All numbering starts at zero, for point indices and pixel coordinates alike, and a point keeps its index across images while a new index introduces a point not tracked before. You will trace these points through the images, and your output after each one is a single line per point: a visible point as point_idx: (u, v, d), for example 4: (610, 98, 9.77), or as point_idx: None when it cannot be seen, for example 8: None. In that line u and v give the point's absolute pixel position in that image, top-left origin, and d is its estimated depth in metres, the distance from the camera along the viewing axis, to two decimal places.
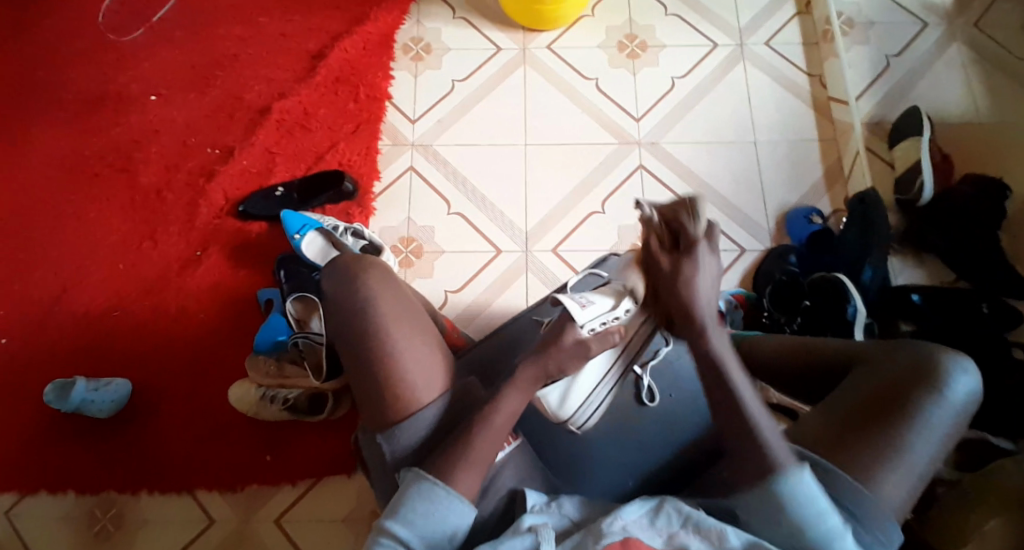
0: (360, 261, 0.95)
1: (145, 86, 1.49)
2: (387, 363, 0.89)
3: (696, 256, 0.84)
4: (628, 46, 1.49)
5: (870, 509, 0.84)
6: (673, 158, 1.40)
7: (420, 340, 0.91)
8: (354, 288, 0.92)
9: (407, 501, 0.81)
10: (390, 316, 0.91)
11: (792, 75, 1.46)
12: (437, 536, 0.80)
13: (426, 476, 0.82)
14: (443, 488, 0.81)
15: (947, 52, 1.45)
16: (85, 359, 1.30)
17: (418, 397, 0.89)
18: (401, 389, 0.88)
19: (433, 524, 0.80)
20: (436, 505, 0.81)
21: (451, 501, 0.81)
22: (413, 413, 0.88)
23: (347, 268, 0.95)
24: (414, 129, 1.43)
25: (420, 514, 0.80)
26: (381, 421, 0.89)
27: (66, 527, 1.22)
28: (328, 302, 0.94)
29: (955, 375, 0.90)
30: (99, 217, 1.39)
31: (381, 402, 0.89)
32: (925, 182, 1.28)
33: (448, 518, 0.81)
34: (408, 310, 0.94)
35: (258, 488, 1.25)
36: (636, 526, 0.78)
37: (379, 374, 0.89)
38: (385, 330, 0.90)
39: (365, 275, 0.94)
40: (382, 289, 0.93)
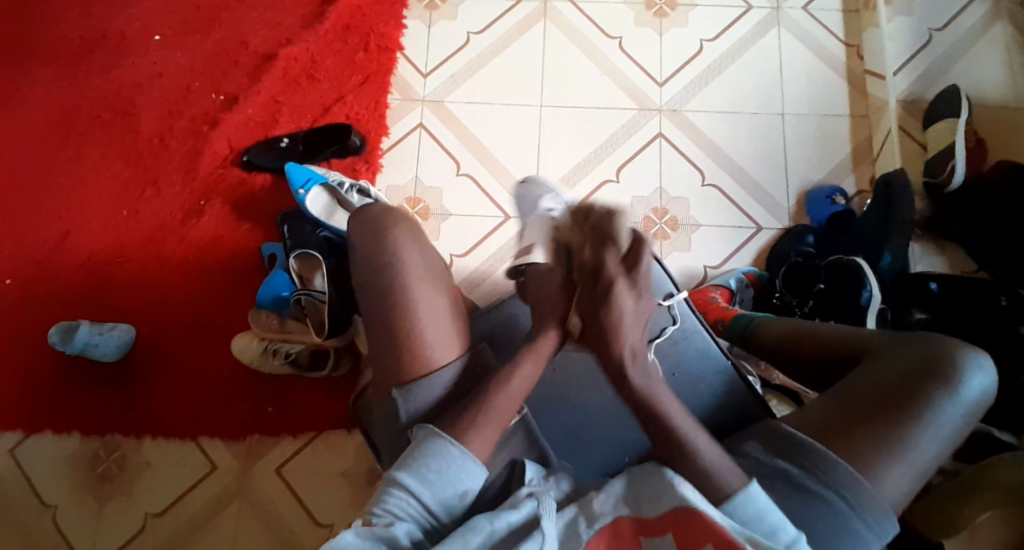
0: (389, 213, 0.90)
1: (150, 25, 1.43)
2: (406, 322, 0.85)
3: (614, 299, 0.83)
4: (655, 4, 1.41)
5: (867, 501, 0.83)
6: (693, 129, 1.34)
7: (442, 300, 0.87)
8: (383, 240, 0.87)
9: (420, 457, 0.80)
10: (413, 272, 0.86)
11: (827, 45, 1.38)
12: (449, 495, 0.79)
13: (440, 433, 0.81)
14: (457, 447, 0.80)
15: (993, 28, 1.36)
16: (87, 304, 1.30)
17: (437, 359, 0.85)
18: (418, 350, 0.85)
19: (444, 481, 0.79)
20: (449, 462, 0.80)
21: (464, 461, 0.80)
22: (431, 372, 0.85)
23: (375, 216, 0.90)
24: (425, 84, 1.37)
25: (434, 470, 0.79)
26: (395, 378, 0.85)
27: (71, 467, 1.25)
28: (353, 253, 0.89)
29: (969, 372, 0.87)
30: (103, 160, 1.37)
31: (397, 360, 0.85)
32: (958, 165, 1.22)
33: (461, 478, 0.80)
34: (434, 269, 0.89)
35: (259, 438, 1.26)
36: (626, 503, 0.78)
37: (397, 334, 0.85)
38: (408, 288, 0.85)
39: (395, 228, 0.88)
40: (410, 245, 0.88)
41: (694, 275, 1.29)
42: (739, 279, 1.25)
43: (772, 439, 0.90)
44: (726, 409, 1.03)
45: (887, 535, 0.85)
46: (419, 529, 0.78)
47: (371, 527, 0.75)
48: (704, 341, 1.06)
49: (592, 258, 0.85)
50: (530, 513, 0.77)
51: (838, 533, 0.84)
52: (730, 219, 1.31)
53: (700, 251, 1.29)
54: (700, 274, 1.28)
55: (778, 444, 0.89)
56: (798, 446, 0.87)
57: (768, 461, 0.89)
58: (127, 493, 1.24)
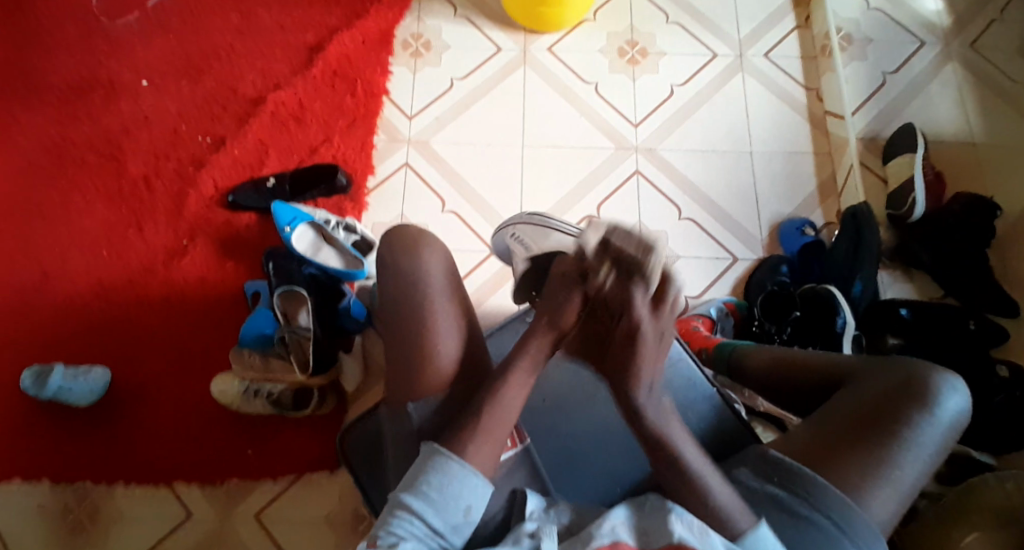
0: (422, 234, 0.95)
1: (138, 72, 1.47)
2: (426, 334, 0.88)
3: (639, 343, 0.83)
4: (628, 52, 1.49)
5: (857, 524, 0.84)
6: (669, 166, 1.40)
7: (456, 323, 0.90)
8: (415, 255, 0.91)
9: (422, 474, 0.80)
10: (436, 291, 0.90)
11: (789, 88, 1.47)
12: (453, 513, 0.79)
13: (440, 450, 0.81)
14: (458, 463, 0.80)
15: (940, 73, 1.46)
16: (63, 346, 1.27)
17: (447, 377, 0.88)
18: (434, 362, 0.88)
19: (447, 499, 0.79)
20: (450, 478, 0.79)
21: (466, 475, 0.80)
22: (434, 394, 0.88)
23: (408, 231, 0.94)
24: (411, 125, 1.42)
25: (436, 488, 0.79)
26: (409, 390, 0.88)
27: (39, 518, 1.19)
28: (382, 265, 0.93)
29: (947, 394, 0.89)
30: (85, 203, 1.37)
31: (413, 371, 0.88)
32: (918, 199, 1.29)
33: (463, 493, 0.79)
34: (455, 290, 0.92)
35: (238, 484, 1.22)
36: (626, 526, 0.78)
37: (418, 343, 0.88)
38: (432, 301, 0.89)
39: (426, 247, 0.93)
40: (437, 263, 0.92)
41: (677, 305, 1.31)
42: (719, 308, 1.27)
43: (762, 467, 0.91)
44: (715, 436, 1.04)
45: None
46: None
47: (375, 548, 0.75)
48: (690, 369, 1.07)
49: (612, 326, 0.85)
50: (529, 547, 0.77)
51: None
52: (707, 250, 1.35)
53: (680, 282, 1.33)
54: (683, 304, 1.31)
55: (768, 470, 0.90)
56: (786, 470, 0.88)
57: (758, 487, 0.89)
58: (98, 545, 1.18)
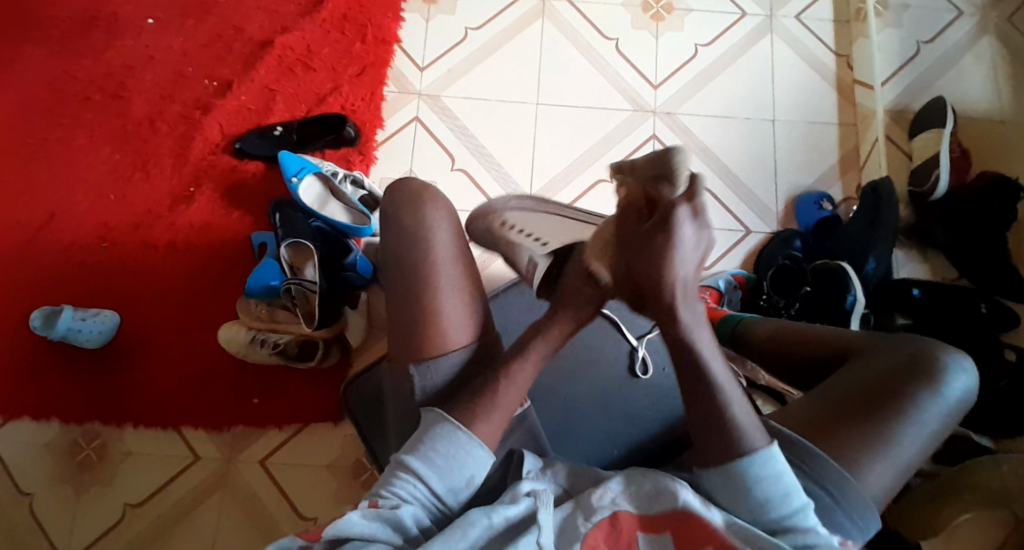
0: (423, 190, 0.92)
1: (143, 8, 1.42)
2: (430, 296, 0.87)
3: (672, 227, 0.71)
4: (652, 7, 1.43)
5: (854, 496, 0.83)
6: (686, 131, 1.36)
7: (462, 284, 0.89)
8: (418, 211, 0.90)
9: (428, 441, 0.80)
10: (441, 251, 0.89)
11: (817, 53, 1.41)
12: (456, 481, 0.79)
13: (447, 417, 0.81)
14: (464, 432, 0.80)
15: (977, 44, 1.40)
16: (70, 289, 1.28)
17: (452, 339, 0.86)
18: (439, 324, 0.86)
19: (452, 467, 0.79)
20: (455, 446, 0.80)
21: (471, 446, 0.80)
22: (441, 357, 0.86)
23: (414, 188, 0.93)
24: (422, 77, 1.38)
25: (442, 455, 0.79)
26: (414, 353, 0.86)
27: (49, 454, 1.22)
28: (387, 222, 0.92)
29: (952, 373, 0.88)
30: (91, 144, 1.35)
31: (419, 335, 0.86)
32: (942, 176, 1.25)
33: (468, 463, 0.80)
34: (461, 252, 0.91)
35: (243, 430, 1.24)
36: (625, 496, 0.78)
37: (423, 306, 0.86)
38: (436, 263, 0.88)
39: (427, 204, 0.91)
40: (442, 224, 0.91)
41: None
42: (727, 281, 1.25)
43: None
44: None
45: (870, 530, 0.85)
46: (426, 514, 0.78)
47: (378, 509, 0.75)
48: None
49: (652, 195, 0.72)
50: (528, 509, 0.77)
51: (821, 525, 0.84)
52: (719, 220, 1.33)
53: None
54: None
55: None
56: (787, 439, 0.87)
57: None
58: (107, 483, 1.21)
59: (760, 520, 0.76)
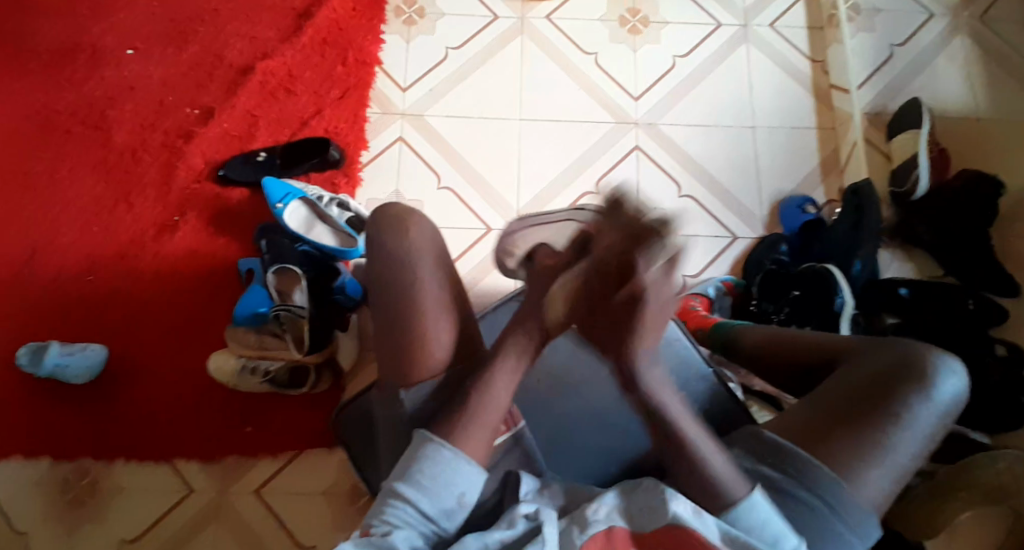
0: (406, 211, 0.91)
1: (122, 40, 1.42)
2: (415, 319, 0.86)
3: (644, 300, 0.72)
4: (629, 21, 1.44)
5: (850, 504, 0.83)
6: (668, 141, 1.37)
7: (448, 306, 0.88)
8: (400, 235, 0.89)
9: (415, 462, 0.80)
10: (425, 274, 0.88)
11: (794, 60, 1.43)
12: (446, 501, 0.78)
13: (432, 437, 0.80)
14: (450, 449, 0.79)
15: (949, 45, 1.42)
16: (55, 324, 1.26)
17: (439, 362, 0.86)
18: (425, 349, 0.86)
19: (440, 485, 0.78)
20: (442, 465, 0.79)
21: (458, 462, 0.79)
22: (428, 380, 0.86)
23: (394, 211, 0.91)
24: (405, 98, 1.39)
25: (429, 476, 0.78)
26: (401, 377, 0.86)
27: (37, 494, 1.20)
28: (369, 245, 0.91)
29: (943, 376, 0.87)
30: (73, 176, 1.34)
31: (404, 360, 0.86)
32: (921, 177, 1.26)
33: (457, 481, 0.79)
34: (445, 274, 0.90)
35: (236, 460, 1.22)
36: (621, 511, 0.78)
37: (407, 329, 0.86)
38: (421, 285, 0.87)
39: (411, 225, 0.90)
40: (425, 246, 0.90)
41: None
42: (717, 286, 1.26)
43: (756, 447, 0.89)
44: (708, 414, 1.02)
45: (868, 537, 0.84)
46: (420, 538, 0.77)
47: (369, 537, 0.75)
48: (685, 349, 1.05)
49: (617, 257, 0.73)
50: (527, 527, 0.76)
51: (818, 535, 0.83)
52: (705, 228, 1.34)
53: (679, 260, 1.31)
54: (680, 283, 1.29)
55: (761, 451, 0.88)
56: (781, 452, 0.86)
57: (752, 468, 0.87)
58: (98, 520, 1.19)
59: (750, 522, 0.77)
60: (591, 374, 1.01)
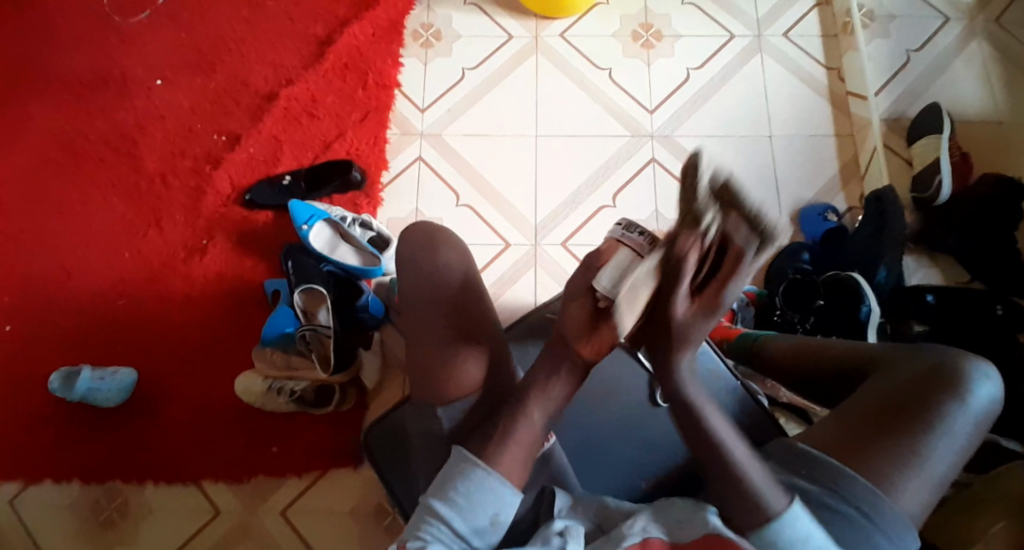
0: (439, 231, 0.94)
1: (149, 70, 1.46)
2: (450, 334, 0.88)
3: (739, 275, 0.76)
4: (642, 36, 1.46)
5: (889, 515, 0.81)
6: (686, 153, 1.38)
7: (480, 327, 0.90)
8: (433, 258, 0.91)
9: (451, 480, 0.79)
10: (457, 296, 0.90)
11: (810, 68, 1.43)
12: (479, 520, 0.78)
13: (468, 456, 0.80)
14: (485, 470, 0.79)
15: (966, 48, 1.42)
16: (87, 348, 1.29)
17: (474, 382, 0.87)
18: (459, 366, 0.87)
19: (474, 505, 0.78)
20: (477, 485, 0.78)
21: (493, 483, 0.79)
22: (464, 397, 0.87)
23: (425, 232, 0.93)
24: (423, 118, 1.41)
25: (463, 495, 0.78)
26: (438, 393, 0.87)
27: (71, 515, 1.22)
28: (402, 267, 0.93)
29: (976, 380, 0.87)
30: (103, 204, 1.37)
31: (441, 376, 0.87)
32: (944, 182, 1.26)
33: (491, 501, 0.78)
34: (476, 295, 0.92)
35: (264, 480, 1.23)
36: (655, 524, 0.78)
37: (444, 345, 0.88)
38: (456, 304, 0.90)
39: (443, 246, 0.92)
40: (456, 267, 0.92)
41: None
42: (740, 299, 1.25)
43: (789, 458, 0.88)
44: (737, 429, 1.00)
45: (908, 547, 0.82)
46: None
47: None
48: (714, 361, 1.03)
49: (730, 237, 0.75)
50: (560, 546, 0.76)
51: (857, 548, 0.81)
52: None
53: None
54: None
55: (795, 462, 0.87)
56: (815, 461, 0.85)
57: (785, 478, 0.86)
58: (130, 541, 1.21)
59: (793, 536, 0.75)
60: (623, 385, 0.99)
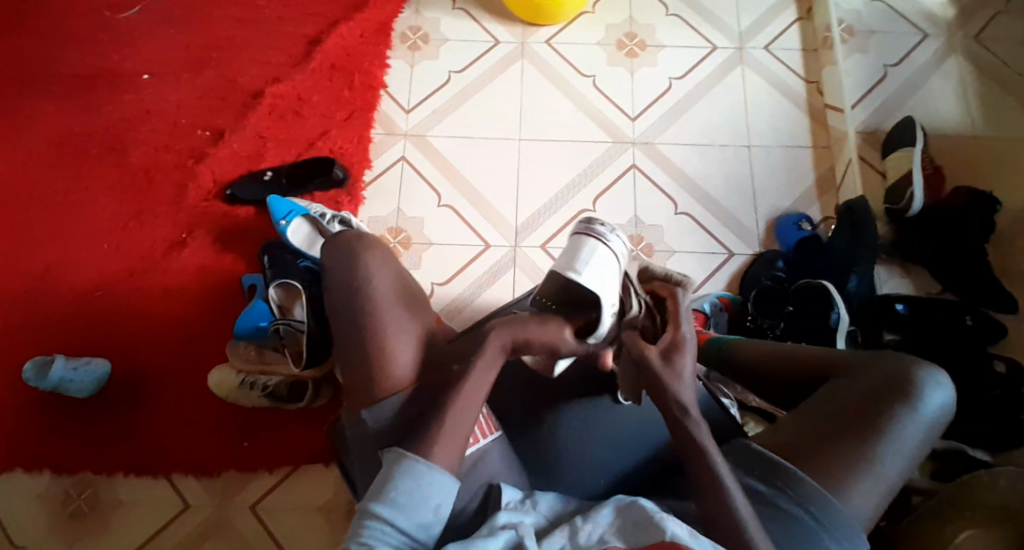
0: (363, 240, 0.97)
1: (137, 65, 1.47)
2: (376, 335, 0.89)
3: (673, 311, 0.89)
4: (627, 45, 1.48)
5: (837, 518, 0.81)
6: (667, 160, 1.39)
7: (408, 324, 0.92)
8: (356, 262, 0.94)
9: (390, 480, 0.80)
10: (382, 293, 0.92)
11: (789, 81, 1.46)
12: (423, 515, 0.78)
13: (406, 454, 0.81)
14: (424, 464, 0.80)
15: (945, 63, 1.45)
16: (63, 338, 1.28)
17: (405, 377, 0.88)
18: (388, 361, 0.88)
19: (417, 501, 0.78)
20: (417, 479, 0.79)
21: (432, 474, 0.80)
22: (396, 394, 0.87)
23: (348, 241, 0.97)
24: (408, 119, 1.42)
25: (404, 492, 0.79)
26: (369, 389, 0.88)
27: (39, 505, 1.21)
28: (327, 276, 0.95)
29: (929, 388, 0.88)
30: (86, 195, 1.38)
31: (370, 373, 0.88)
32: (916, 193, 1.27)
33: (432, 494, 0.79)
34: (401, 294, 0.94)
35: (235, 474, 1.23)
36: (613, 531, 0.77)
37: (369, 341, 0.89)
38: (381, 305, 0.91)
39: (366, 252, 0.95)
40: (381, 269, 0.94)
41: None
42: (713, 303, 1.26)
43: (744, 459, 0.88)
44: None
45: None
46: None
47: None
48: None
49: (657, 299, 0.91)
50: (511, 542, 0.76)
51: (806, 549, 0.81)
52: (702, 245, 1.34)
53: None
54: None
55: (750, 463, 0.87)
56: (768, 463, 0.86)
57: (739, 480, 0.87)
58: (98, 533, 1.20)
59: None
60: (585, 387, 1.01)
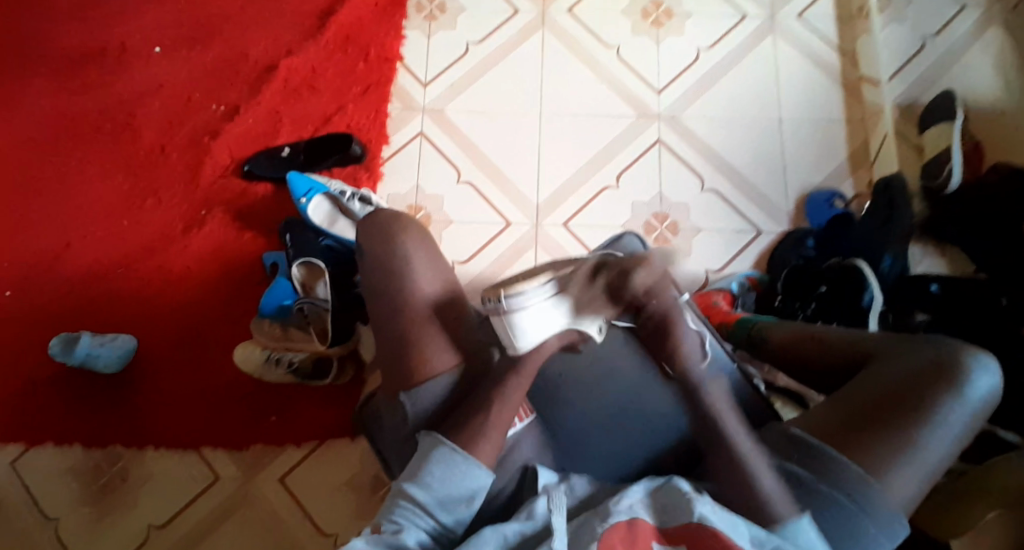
0: (401, 218, 0.93)
1: (151, 39, 1.45)
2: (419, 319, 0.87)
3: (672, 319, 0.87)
4: (652, 13, 1.43)
5: (877, 504, 0.79)
6: (692, 136, 1.35)
7: (449, 306, 0.89)
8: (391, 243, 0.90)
9: (426, 464, 0.80)
10: (421, 275, 0.89)
11: (822, 51, 1.40)
12: (454, 502, 0.79)
13: (444, 441, 0.81)
14: (462, 454, 0.80)
15: (983, 37, 1.38)
16: (88, 316, 1.30)
17: (450, 360, 0.87)
18: (428, 347, 0.87)
19: (450, 488, 0.79)
20: (453, 468, 0.80)
21: (469, 467, 0.80)
22: (437, 379, 0.86)
23: (382, 220, 0.92)
24: (426, 93, 1.39)
25: (439, 478, 0.79)
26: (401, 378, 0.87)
27: (70, 480, 1.23)
28: (361, 256, 0.92)
29: (975, 372, 0.84)
30: (106, 172, 1.37)
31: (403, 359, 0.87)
32: (954, 169, 1.23)
33: (467, 484, 0.80)
34: (441, 274, 0.91)
35: (262, 449, 1.24)
36: (643, 503, 0.78)
37: (402, 337, 0.87)
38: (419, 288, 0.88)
39: (401, 231, 0.91)
40: (418, 248, 0.91)
41: (696, 279, 1.28)
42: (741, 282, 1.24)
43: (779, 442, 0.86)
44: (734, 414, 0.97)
45: (895, 539, 0.81)
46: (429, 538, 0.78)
47: (381, 534, 0.76)
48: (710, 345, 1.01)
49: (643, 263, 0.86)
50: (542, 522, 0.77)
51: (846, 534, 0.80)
52: (728, 223, 1.31)
53: (701, 255, 1.30)
54: (702, 278, 1.28)
55: (785, 446, 0.85)
56: (806, 447, 0.83)
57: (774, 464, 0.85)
58: (127, 507, 1.22)
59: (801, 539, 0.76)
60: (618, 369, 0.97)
